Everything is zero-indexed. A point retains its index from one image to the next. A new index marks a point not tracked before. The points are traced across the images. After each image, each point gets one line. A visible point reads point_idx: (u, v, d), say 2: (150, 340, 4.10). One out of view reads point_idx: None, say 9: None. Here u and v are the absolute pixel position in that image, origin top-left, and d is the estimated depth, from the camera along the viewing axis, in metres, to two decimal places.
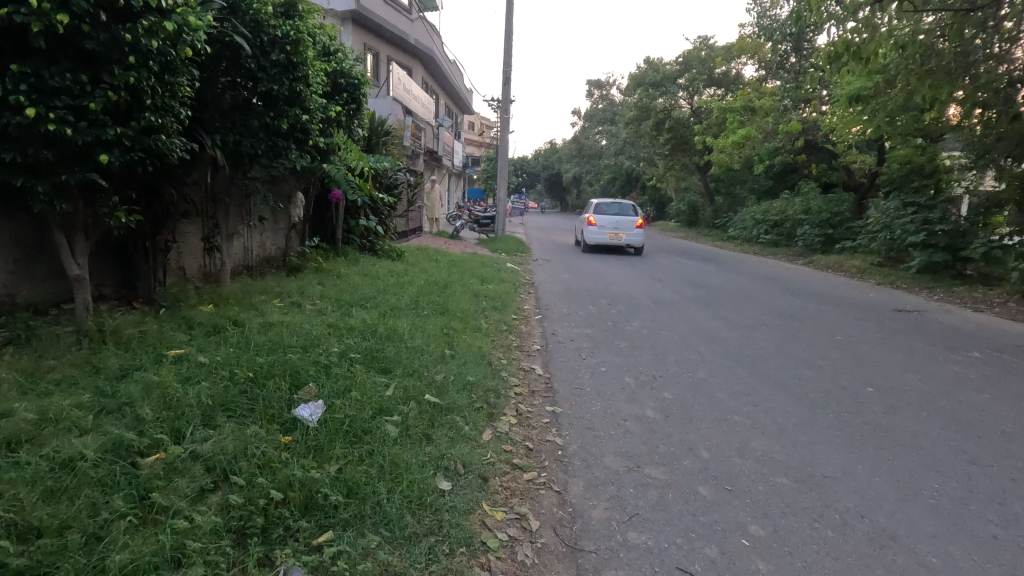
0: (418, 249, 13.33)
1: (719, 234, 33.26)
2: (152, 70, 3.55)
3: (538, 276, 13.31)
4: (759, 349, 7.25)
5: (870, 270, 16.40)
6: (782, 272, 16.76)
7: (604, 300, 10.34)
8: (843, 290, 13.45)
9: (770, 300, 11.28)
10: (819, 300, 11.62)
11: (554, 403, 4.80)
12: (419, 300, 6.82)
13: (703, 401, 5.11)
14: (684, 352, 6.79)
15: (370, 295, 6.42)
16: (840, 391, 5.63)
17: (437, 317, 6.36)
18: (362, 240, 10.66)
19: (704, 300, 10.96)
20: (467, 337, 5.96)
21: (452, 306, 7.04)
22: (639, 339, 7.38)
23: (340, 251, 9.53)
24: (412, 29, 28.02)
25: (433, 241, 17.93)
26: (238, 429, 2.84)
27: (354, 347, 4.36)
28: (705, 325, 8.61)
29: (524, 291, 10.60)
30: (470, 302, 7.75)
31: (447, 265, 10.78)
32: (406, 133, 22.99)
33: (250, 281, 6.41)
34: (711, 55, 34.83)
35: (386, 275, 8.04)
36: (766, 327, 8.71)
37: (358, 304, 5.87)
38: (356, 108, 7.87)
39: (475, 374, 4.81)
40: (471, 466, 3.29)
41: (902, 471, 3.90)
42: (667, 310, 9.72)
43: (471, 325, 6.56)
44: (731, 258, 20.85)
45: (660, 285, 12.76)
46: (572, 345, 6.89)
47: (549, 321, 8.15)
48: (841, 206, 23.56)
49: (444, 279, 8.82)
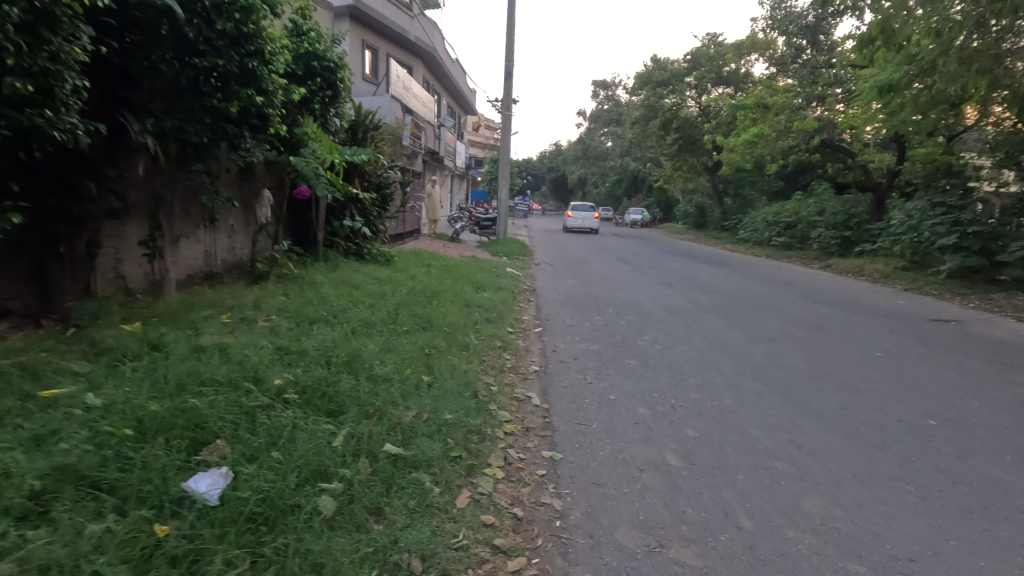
0: (411, 253, 12.47)
1: (728, 236, 32.33)
2: (14, 20, 2.78)
3: (539, 281, 12.39)
4: (790, 368, 6.30)
5: (894, 274, 15.44)
6: (798, 276, 15.82)
7: (610, 309, 9.41)
8: (869, 297, 12.48)
9: (793, 309, 10.30)
10: (845, 308, 10.65)
11: (552, 446, 3.91)
12: (400, 314, 5.93)
13: (735, 441, 4.17)
14: (704, 373, 5.87)
15: (340, 308, 5.54)
16: (898, 424, 4.68)
17: (420, 334, 5.48)
18: (348, 243, 9.84)
19: (720, 309, 10.01)
20: (451, 358, 5.08)
21: (438, 320, 6.16)
22: (652, 357, 6.46)
23: (321, 255, 8.68)
24: (412, 26, 27.21)
25: (431, 244, 17.12)
26: (78, 527, 1.99)
27: (301, 379, 3.48)
28: (724, 338, 7.68)
29: (524, 299, 9.69)
30: (460, 313, 6.86)
31: (439, 271, 9.91)
32: (405, 132, 22.19)
33: (203, 291, 5.54)
34: (720, 53, 33.89)
35: (366, 283, 7.17)
36: (793, 341, 7.76)
37: (323, 320, 5.00)
38: (332, 95, 7.00)
39: (454, 410, 3.92)
40: (433, 560, 2.40)
41: (1007, 548, 2.97)
42: (681, 321, 8.77)
43: (459, 342, 5.68)
44: (743, 261, 19.93)
45: (670, 292, 11.80)
46: (576, 364, 5.98)
47: (549, 335, 7.23)
48: (858, 206, 22.61)
49: (433, 287, 7.92)
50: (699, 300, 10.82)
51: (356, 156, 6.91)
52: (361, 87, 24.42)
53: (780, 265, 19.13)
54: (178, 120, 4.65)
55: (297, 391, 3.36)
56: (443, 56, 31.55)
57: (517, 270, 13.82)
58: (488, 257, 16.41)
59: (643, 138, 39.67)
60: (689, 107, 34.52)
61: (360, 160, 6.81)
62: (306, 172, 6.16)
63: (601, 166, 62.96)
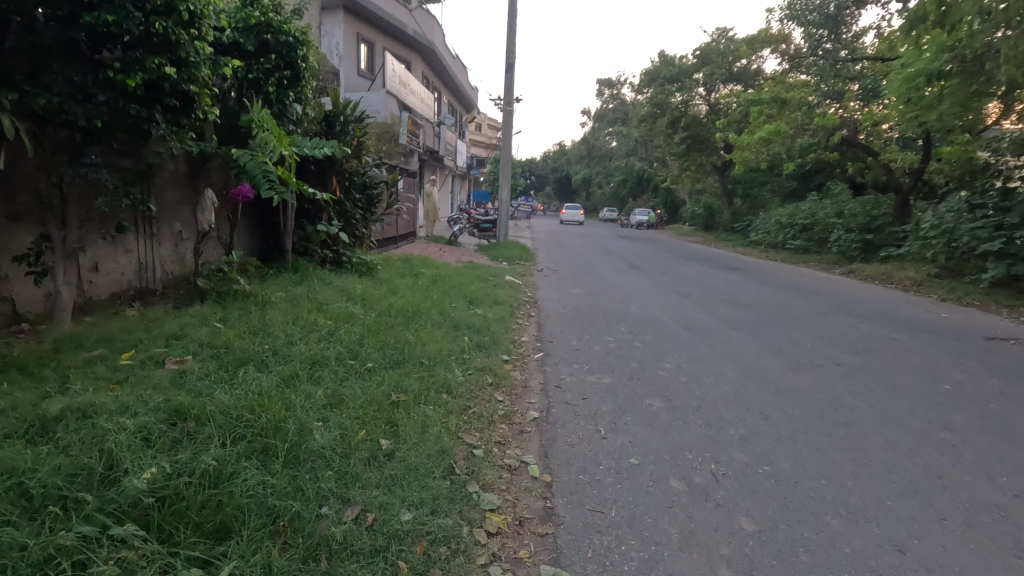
0: (401, 261, 11.29)
1: (739, 239, 31.09)
2: None
3: (540, 291, 11.21)
4: (849, 409, 5.10)
5: (927, 281, 14.19)
6: (821, 284, 14.61)
7: (623, 327, 8.23)
8: (906, 308, 11.27)
9: (829, 325, 9.08)
10: (887, 323, 9.44)
11: (555, 557, 2.75)
12: (366, 344, 4.77)
13: (807, 537, 3.01)
14: (746, 420, 4.69)
15: (288, 339, 4.40)
16: (1019, 503, 3.48)
17: (387, 374, 4.32)
18: (326, 251, 8.71)
19: (746, 326, 8.83)
20: (424, 409, 3.93)
21: (414, 351, 5.01)
22: (679, 395, 5.28)
23: (290, 265, 7.61)
24: (411, 20, 26.03)
25: (425, 249, 15.97)
26: None
27: (181, 477, 2.36)
28: (760, 365, 6.49)
29: (524, 315, 8.52)
30: (444, 338, 5.72)
31: (427, 283, 8.75)
32: (401, 129, 21.01)
33: (116, 318, 4.44)
34: (730, 48, 32.54)
35: (334, 302, 6.00)
36: (840, 368, 6.55)
37: (259, 360, 3.87)
38: (293, 78, 5.86)
39: (415, 504, 2.77)
40: None
41: None
42: (705, 341, 7.59)
43: (437, 382, 4.52)
44: (758, 266, 18.75)
45: (687, 304, 10.60)
46: (585, 407, 4.81)
47: (552, 362, 6.08)
48: (880, 208, 21.35)
49: (414, 303, 6.76)
50: (722, 313, 9.65)
51: (321, 148, 5.67)
52: (355, 82, 23.37)
53: (799, 270, 17.96)
54: (59, 97, 3.50)
55: (167, 507, 2.23)
56: (443, 51, 30.45)
57: (518, 278, 12.64)
58: (488, 262, 15.25)
59: (651, 137, 38.45)
60: (699, 105, 33.30)
61: (324, 153, 5.58)
62: (253, 169, 4.94)
63: (605, 165, 61.75)
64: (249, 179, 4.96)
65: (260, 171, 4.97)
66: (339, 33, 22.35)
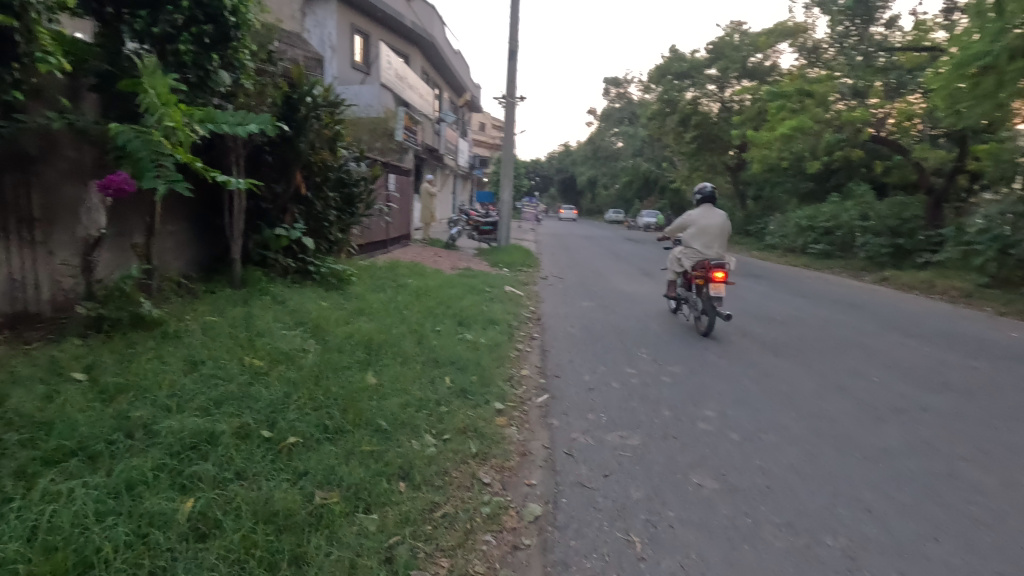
0: (384, 270, 9.85)
1: (754, 242, 29.64)
2: None
3: (545, 304, 9.80)
4: (977, 493, 3.65)
5: (978, 292, 12.69)
6: (856, 294, 13.15)
7: (645, 352, 6.79)
8: (965, 325, 9.78)
9: (890, 350, 7.61)
10: (956, 346, 7.94)
11: None
12: (300, 402, 3.36)
13: None
14: (839, 518, 3.26)
15: (179, 400, 3.02)
16: None
17: (316, 457, 2.91)
18: (289, 258, 7.31)
19: (789, 349, 7.39)
20: (361, 527, 2.52)
21: (366, 407, 3.57)
22: (732, 462, 3.86)
23: (237, 280, 6.24)
24: (409, 11, 24.63)
25: (417, 254, 14.55)
26: None
27: None
28: (827, 411, 5.05)
29: (525, 338, 7.10)
30: (415, 383, 4.28)
31: (410, 298, 7.31)
32: (396, 124, 19.63)
33: None
34: (745, 42, 31.04)
35: (272, 333, 4.57)
36: (931, 416, 5.08)
37: (106, 448, 2.51)
38: (219, 36, 4.43)
39: None
40: None
41: None
42: (749, 373, 6.14)
43: (391, 464, 3.09)
44: (780, 274, 17.24)
45: (715, 320, 9.15)
46: (605, 492, 3.38)
47: (559, 413, 4.62)
48: (911, 210, 19.82)
49: (384, 329, 5.32)
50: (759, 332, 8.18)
51: (248, 123, 4.24)
52: (348, 75, 22.00)
53: (826, 278, 16.49)
54: None
55: None
56: (443, 45, 29.05)
57: (519, 288, 11.19)
58: (487, 269, 13.80)
59: (659, 136, 36.97)
60: (710, 102, 31.82)
61: (248, 133, 4.13)
62: (138, 149, 3.61)
63: (611, 166, 60.42)
64: (133, 163, 3.64)
65: (147, 152, 3.63)
66: (331, 22, 21.00)
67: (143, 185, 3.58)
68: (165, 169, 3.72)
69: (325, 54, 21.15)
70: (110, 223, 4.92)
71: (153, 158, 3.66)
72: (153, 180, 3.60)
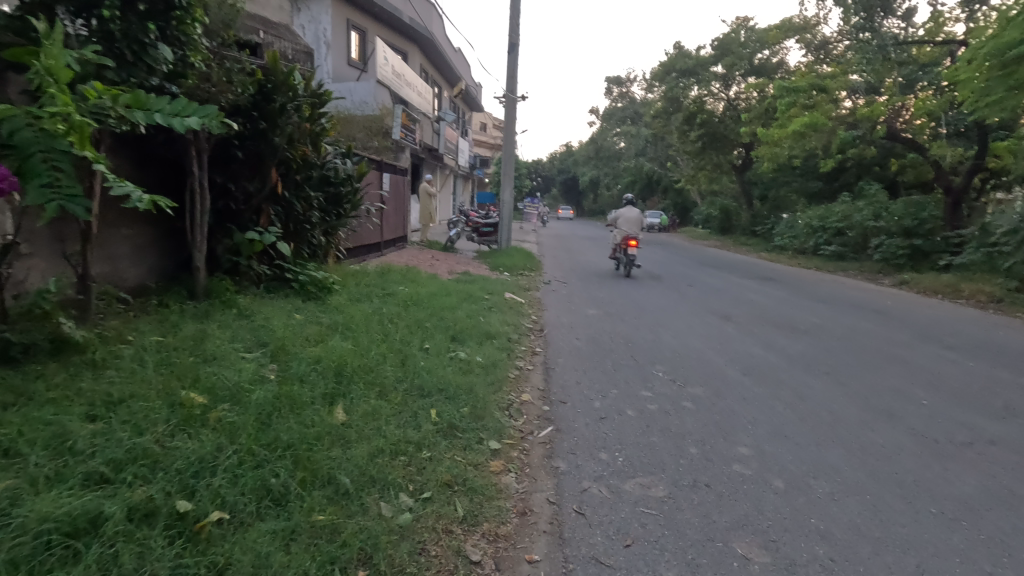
0: (374, 277, 9.11)
1: (761, 243, 28.90)
2: None
3: (547, 313, 9.05)
4: None
5: (1009, 297, 11.92)
6: (878, 299, 12.38)
7: (661, 371, 6.03)
8: (1002, 333, 9.01)
9: (931, 365, 6.83)
10: (1003, 359, 7.17)
11: None
12: (237, 460, 2.62)
13: None
14: None
15: (61, 469, 2.33)
16: None
17: (249, 546, 2.18)
18: (263, 265, 6.58)
19: (821, 365, 6.62)
20: None
21: (326, 460, 2.84)
22: (782, 523, 3.13)
23: (199, 291, 5.49)
24: (407, 7, 23.90)
25: (413, 257, 13.85)
26: None
27: None
28: (882, 448, 4.28)
29: (527, 354, 6.35)
30: (393, 422, 3.53)
31: (400, 309, 6.57)
32: (392, 122, 18.92)
33: None
34: (751, 39, 30.26)
35: (222, 358, 3.83)
36: (1003, 451, 4.31)
37: None
38: (156, 3, 3.74)
39: None
40: None
41: None
42: (781, 396, 5.39)
43: (348, 544, 2.36)
44: (793, 276, 16.50)
45: (732, 330, 8.42)
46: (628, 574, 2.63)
47: (567, 452, 3.88)
48: (928, 210, 19.04)
49: (362, 349, 4.59)
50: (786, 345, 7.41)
51: (188, 115, 3.34)
52: (344, 73, 21.30)
53: (842, 281, 15.73)
54: None
55: None
56: (443, 42, 28.38)
57: (519, 294, 10.47)
58: (486, 272, 13.08)
59: (664, 135, 36.25)
60: (715, 100, 31.12)
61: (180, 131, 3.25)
62: (28, 143, 2.95)
63: (614, 166, 59.75)
64: (20, 158, 2.96)
65: (42, 147, 2.97)
66: (326, 18, 20.32)
67: (28, 196, 2.94)
68: (59, 174, 3.04)
69: (319, 52, 20.57)
70: (48, 225, 4.27)
71: (44, 156, 3.00)
72: (39, 194, 2.97)
